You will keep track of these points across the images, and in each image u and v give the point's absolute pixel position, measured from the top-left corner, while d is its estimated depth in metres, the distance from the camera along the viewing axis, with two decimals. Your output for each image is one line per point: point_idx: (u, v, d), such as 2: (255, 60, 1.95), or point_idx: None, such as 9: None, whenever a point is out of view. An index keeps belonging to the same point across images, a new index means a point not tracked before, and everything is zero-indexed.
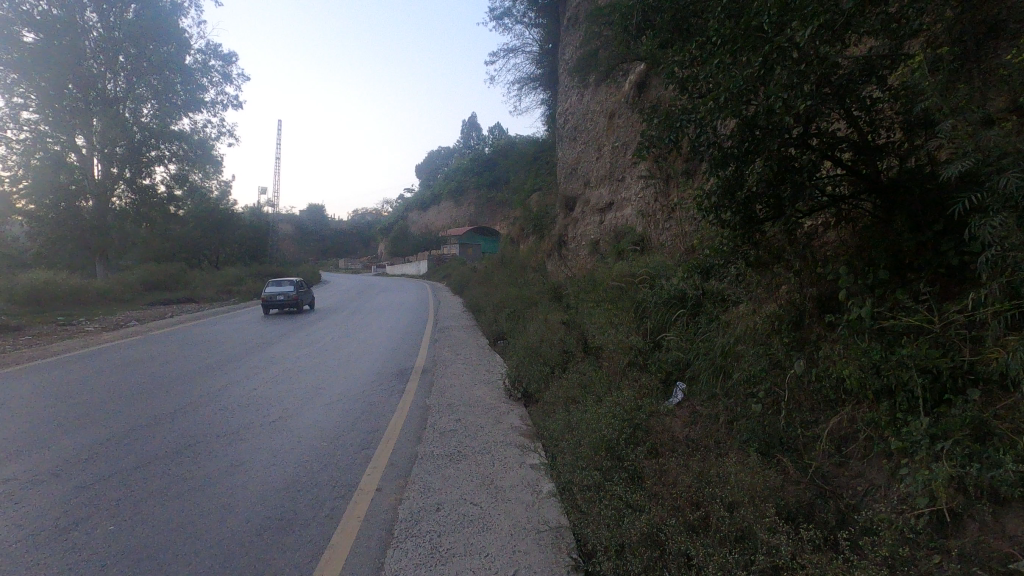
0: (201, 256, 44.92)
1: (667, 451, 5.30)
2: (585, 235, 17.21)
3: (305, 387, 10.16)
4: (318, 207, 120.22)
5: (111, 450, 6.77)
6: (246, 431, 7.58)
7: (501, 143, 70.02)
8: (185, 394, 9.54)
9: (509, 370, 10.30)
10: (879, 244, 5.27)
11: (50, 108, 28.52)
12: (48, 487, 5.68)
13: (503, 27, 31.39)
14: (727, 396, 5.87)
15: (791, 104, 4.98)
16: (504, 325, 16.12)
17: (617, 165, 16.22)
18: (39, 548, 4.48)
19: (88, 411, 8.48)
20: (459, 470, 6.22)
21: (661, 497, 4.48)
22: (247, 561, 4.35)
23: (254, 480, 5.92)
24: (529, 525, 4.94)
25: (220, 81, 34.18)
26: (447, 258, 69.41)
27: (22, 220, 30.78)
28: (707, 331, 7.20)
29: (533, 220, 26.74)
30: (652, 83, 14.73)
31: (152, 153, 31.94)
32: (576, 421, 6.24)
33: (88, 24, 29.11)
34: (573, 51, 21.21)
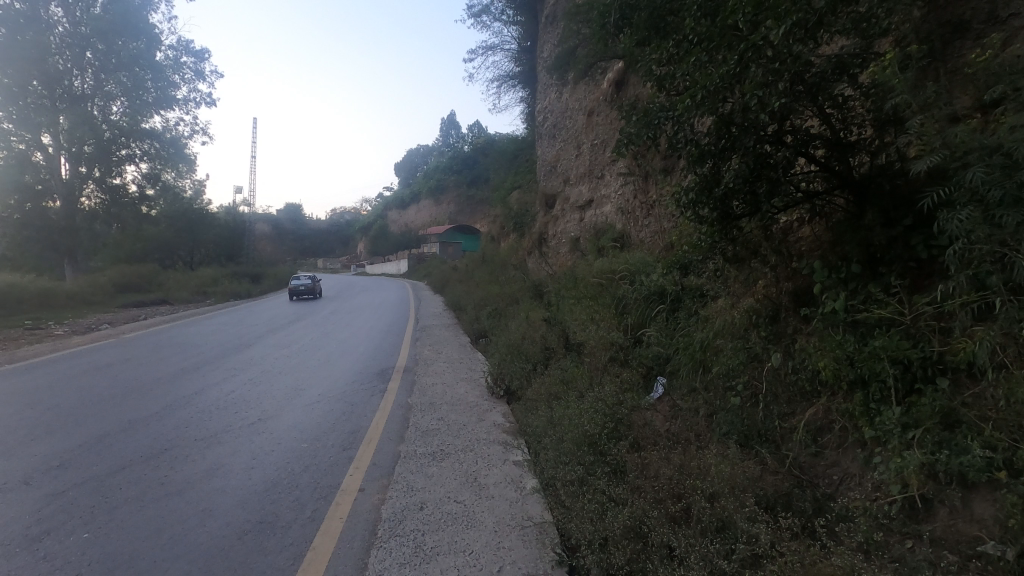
0: (174, 257, 43.84)
1: (650, 445, 5.36)
2: (566, 232, 17.27)
3: (284, 388, 10.05)
4: (296, 207, 118.50)
5: (84, 456, 6.60)
6: (226, 433, 7.47)
7: (481, 141, 70.02)
8: (160, 398, 9.35)
9: (492, 368, 10.29)
10: (850, 239, 5.42)
11: (13, 105, 27.45)
12: (19, 495, 5.53)
13: (482, 24, 31.29)
14: (708, 390, 5.98)
15: (766, 102, 5.06)
16: (486, 323, 16.11)
17: (596, 163, 16.31)
18: (11, 558, 4.35)
19: (59, 416, 8.27)
20: (442, 469, 6.20)
21: (643, 490, 4.53)
22: (227, 565, 4.29)
23: (234, 483, 5.84)
24: (513, 522, 4.95)
25: (192, 78, 33.42)
26: (428, 257, 69.12)
27: None
28: (687, 326, 7.29)
29: (514, 217, 26.70)
30: (630, 81, 14.84)
31: (122, 152, 31.20)
32: (560, 417, 6.27)
33: (53, 19, 28.18)
34: (552, 48, 21.22)
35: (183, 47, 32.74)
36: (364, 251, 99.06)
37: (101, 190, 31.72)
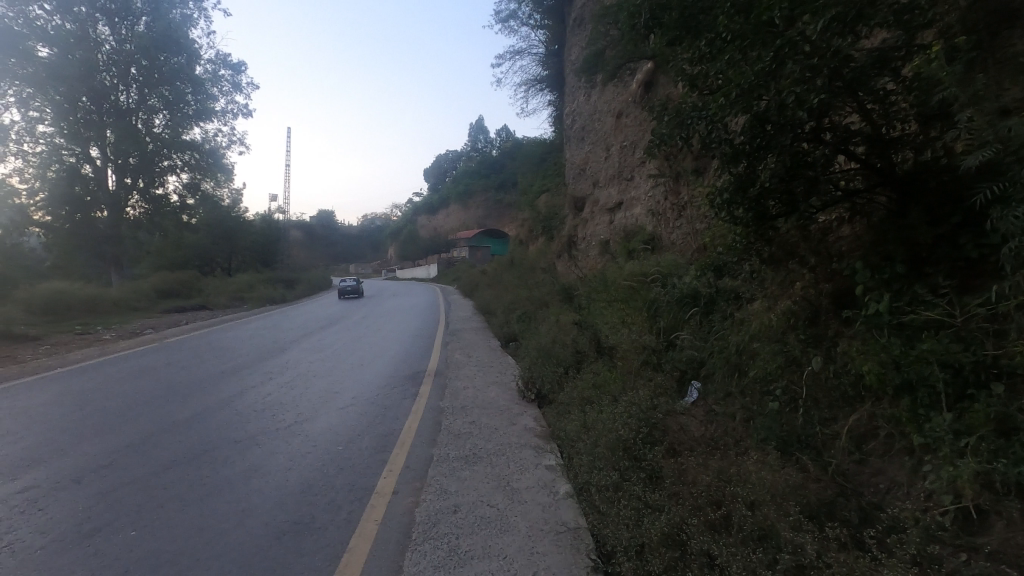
0: (213, 264, 45.33)
1: (686, 450, 5.29)
2: (595, 235, 17.18)
3: (318, 391, 10.25)
4: (329, 214, 121.13)
5: (131, 457, 6.84)
6: (263, 435, 7.65)
7: (510, 146, 70.22)
8: (200, 401, 9.65)
9: (522, 371, 10.29)
10: (894, 239, 5.27)
11: (65, 121, 29.02)
12: (70, 493, 5.75)
13: (510, 29, 31.40)
14: (744, 395, 5.86)
15: (804, 99, 4.98)
16: (515, 327, 16.20)
17: (625, 165, 16.18)
18: (65, 553, 4.54)
19: (106, 418, 8.60)
20: (475, 472, 6.21)
21: (680, 497, 4.48)
22: (267, 565, 4.38)
23: (273, 483, 5.98)
24: (547, 526, 4.92)
25: (230, 91, 34.41)
26: (457, 261, 69.63)
27: (39, 231, 31.37)
28: (722, 329, 7.18)
29: (542, 220, 26.69)
30: (660, 82, 14.68)
31: (164, 163, 32.30)
32: (593, 421, 6.21)
33: (101, 38, 29.72)
34: (580, 51, 21.14)
35: (221, 61, 33.84)
36: (395, 257, 100.56)
37: (145, 201, 32.82)
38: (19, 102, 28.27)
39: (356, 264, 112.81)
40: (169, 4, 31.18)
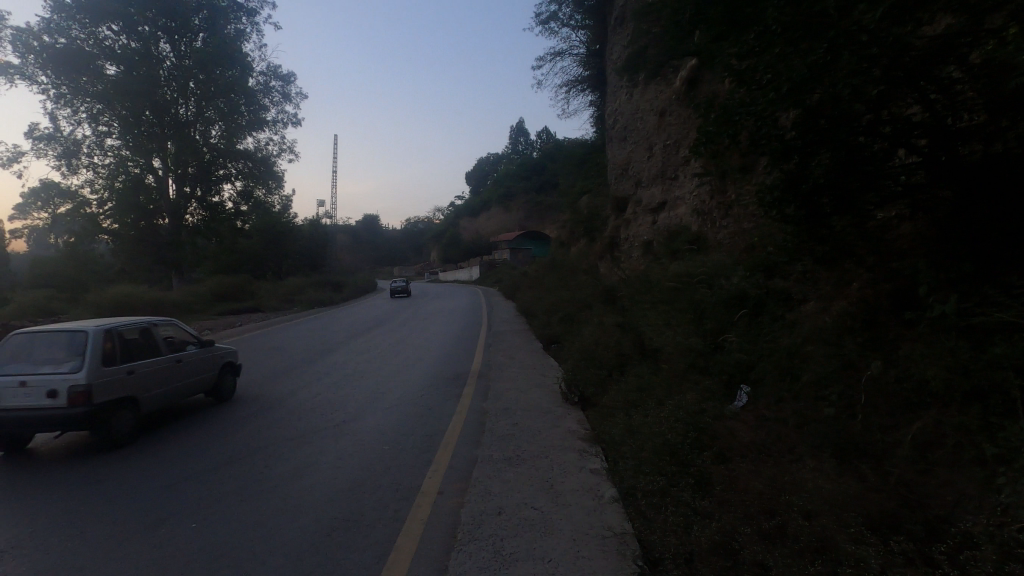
0: (265, 268, 47.18)
1: (736, 456, 5.21)
2: (637, 235, 16.95)
3: (364, 392, 10.46)
4: (373, 218, 124.02)
5: (190, 453, 7.18)
6: (312, 434, 7.87)
7: (550, 148, 70.02)
8: (252, 400, 10.03)
9: (564, 374, 10.22)
10: (961, 238, 5.20)
11: (130, 134, 30.88)
12: (135, 488, 6.08)
13: (550, 31, 31.35)
14: (795, 399, 5.70)
15: (862, 90, 4.84)
16: (557, 329, 16.16)
17: (669, 163, 15.88)
18: (131, 544, 4.80)
19: (166, 417, 9.04)
20: (518, 474, 6.19)
21: (730, 504, 4.45)
22: (318, 560, 4.49)
23: (321, 481, 6.14)
24: (592, 530, 4.80)
25: (280, 101, 35.64)
26: (498, 264, 69.96)
27: (108, 238, 32.80)
28: (771, 332, 6.95)
29: (584, 222, 26.49)
30: (703, 78, 14.39)
31: (220, 172, 33.91)
32: (637, 425, 6.28)
33: (162, 54, 31.59)
34: (621, 49, 20.88)
35: (271, 73, 35.16)
36: (438, 259, 101.95)
37: (203, 208, 34.43)
38: (90, 118, 30.74)
39: (400, 267, 115.07)
40: (224, 20, 32.73)
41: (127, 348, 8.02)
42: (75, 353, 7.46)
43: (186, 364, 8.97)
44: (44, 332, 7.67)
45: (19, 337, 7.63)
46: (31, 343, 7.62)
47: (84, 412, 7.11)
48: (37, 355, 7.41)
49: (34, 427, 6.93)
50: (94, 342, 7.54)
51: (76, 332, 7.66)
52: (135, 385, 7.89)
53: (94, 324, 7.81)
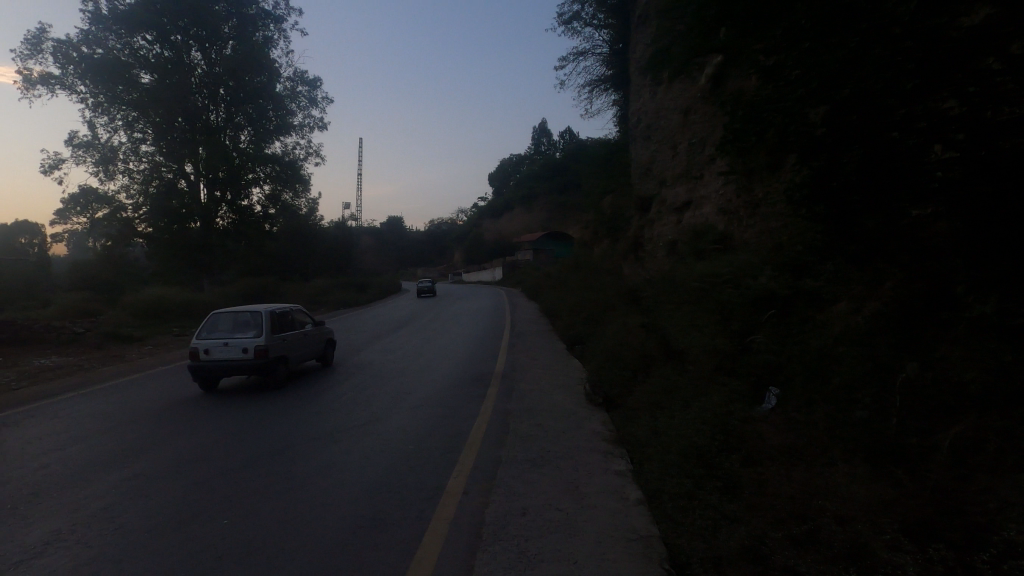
0: (292, 270, 47.98)
1: (765, 459, 5.27)
2: (661, 235, 16.76)
3: (388, 392, 10.56)
4: (396, 220, 125.16)
5: (220, 450, 7.35)
6: (338, 433, 7.98)
7: (572, 148, 69.71)
8: (279, 399, 10.22)
9: (588, 375, 10.15)
10: (1002, 247, 4.80)
11: (164, 140, 31.98)
12: (168, 483, 6.24)
13: (572, 30, 31.25)
14: (826, 401, 5.62)
15: (895, 84, 4.80)
16: (581, 330, 16.06)
17: (694, 162, 15.69)
18: (162, 538, 4.92)
19: (197, 414, 9.26)
20: (543, 475, 6.15)
21: (760, 508, 4.53)
22: (344, 558, 4.54)
23: (348, 480, 6.22)
24: (617, 532, 4.66)
25: (306, 106, 36.29)
26: (521, 265, 69.87)
27: (142, 242, 33.72)
28: (800, 332, 6.83)
29: (607, 222, 26.28)
30: (729, 76, 14.20)
31: (249, 177, 34.35)
32: (664, 428, 6.42)
33: (193, 62, 32.35)
34: (644, 47, 20.68)
35: (298, 78, 35.86)
36: (461, 261, 102.32)
37: (233, 212, 35.02)
38: (126, 125, 31.80)
39: (423, 268, 115.78)
40: (253, 27, 33.49)
41: (281, 321, 11.75)
42: (252, 325, 11.16)
43: (312, 335, 12.64)
44: (228, 312, 11.38)
45: (212, 316, 11.33)
46: (220, 320, 11.33)
47: (263, 362, 10.73)
48: (227, 325, 11.11)
49: (238, 371, 10.59)
50: (263, 317, 11.25)
51: (249, 312, 11.35)
52: (286, 346, 11.53)
53: (260, 306, 11.50)
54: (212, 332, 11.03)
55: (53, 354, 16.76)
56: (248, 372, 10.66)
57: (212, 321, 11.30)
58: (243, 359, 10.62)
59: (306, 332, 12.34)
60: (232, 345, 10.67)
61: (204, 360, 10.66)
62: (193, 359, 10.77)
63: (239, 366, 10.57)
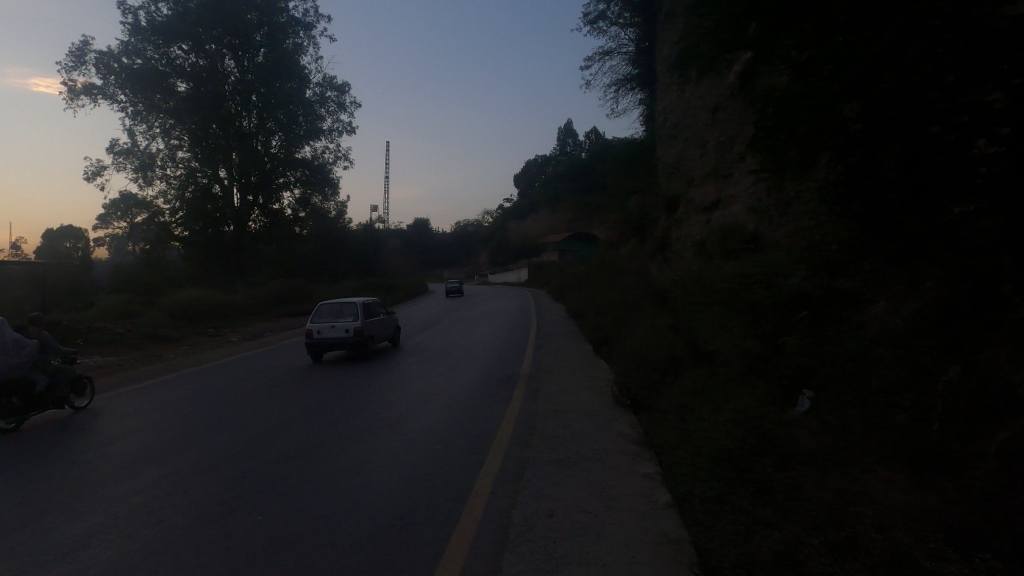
0: (321, 272, 48.93)
1: (799, 464, 5.16)
2: (689, 235, 16.55)
3: (415, 393, 10.67)
4: (423, 222, 126.46)
5: (253, 448, 7.55)
6: (366, 433, 8.11)
7: (598, 148, 69.32)
8: (309, 399, 10.43)
9: (615, 376, 10.09)
10: None
11: (200, 147, 32.32)
12: (204, 480, 6.43)
13: (598, 30, 31.11)
14: (861, 405, 5.48)
15: (936, 74, 4.72)
16: (608, 331, 15.96)
17: (722, 160, 15.46)
18: (200, 533, 5.07)
19: (231, 413, 9.51)
20: (570, 476, 6.14)
21: (794, 514, 4.44)
22: (373, 556, 4.60)
23: (376, 479, 6.31)
24: (645, 536, 4.60)
25: (335, 110, 36.92)
26: (547, 265, 69.85)
27: (179, 245, 34.81)
28: (835, 334, 6.67)
29: (634, 222, 26.05)
30: (759, 73, 13.93)
31: (280, 180, 35.38)
32: (694, 431, 6.34)
33: (227, 70, 33.35)
34: (671, 45, 20.46)
35: (327, 84, 36.49)
36: (487, 262, 102.78)
37: (265, 216, 36.16)
38: (164, 132, 32.96)
39: (449, 269, 116.77)
40: (284, 34, 34.20)
41: (369, 308, 15.73)
42: (349, 312, 15.16)
43: (387, 319, 16.60)
44: (330, 302, 15.41)
45: (321, 305, 15.39)
46: (325, 308, 15.37)
47: (359, 339, 14.74)
48: (331, 312, 15.15)
49: (342, 345, 14.61)
50: (356, 306, 15.26)
51: (345, 302, 15.34)
52: (372, 328, 15.49)
53: (353, 298, 15.49)
54: (319, 317, 15.07)
55: (98, 353, 17.46)
56: (347, 346, 14.66)
57: (319, 310, 15.41)
58: (344, 336, 14.62)
59: (384, 318, 16.29)
60: (335, 326, 14.67)
61: (316, 337, 14.71)
62: (308, 337, 14.85)
63: (341, 341, 14.56)
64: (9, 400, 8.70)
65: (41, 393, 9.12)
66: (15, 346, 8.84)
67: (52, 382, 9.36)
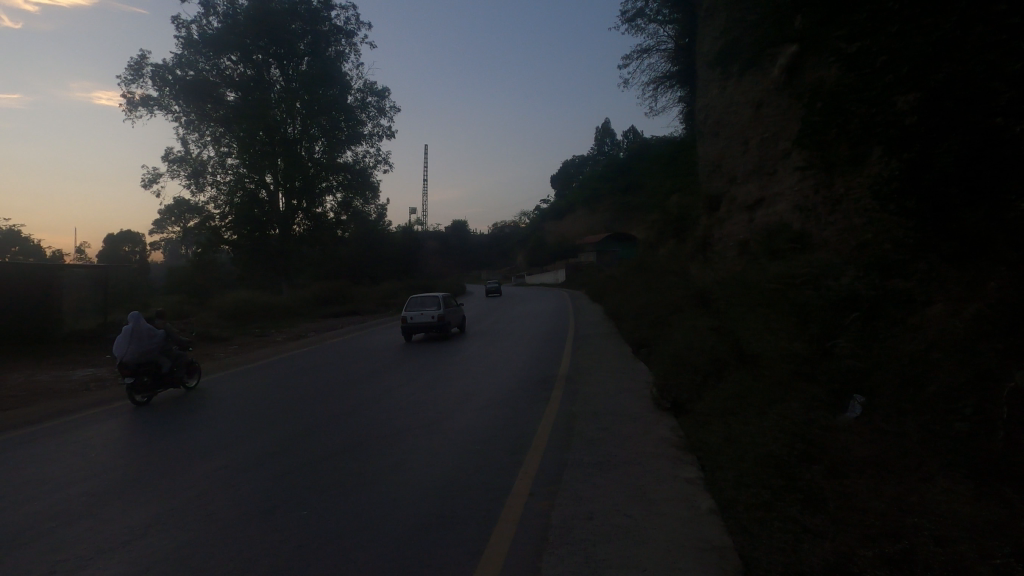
0: (362, 274, 49.99)
1: (851, 472, 4.94)
2: (731, 235, 16.15)
3: (454, 393, 10.75)
4: (460, 223, 127.54)
5: (298, 445, 7.78)
6: (406, 432, 8.24)
7: (637, 147, 68.10)
8: (352, 398, 10.66)
9: (655, 379, 9.93)
10: None
11: (246, 154, 33.14)
12: (252, 475, 6.66)
13: (637, 28, 30.72)
14: (918, 412, 5.26)
15: (1003, 67, 4.70)
16: (647, 333, 15.74)
17: (767, 157, 15.03)
18: (247, 527, 5.24)
19: (277, 411, 9.82)
20: (609, 480, 6.07)
21: (846, 524, 4.27)
22: (413, 554, 4.65)
23: (416, 477, 6.41)
24: (687, 542, 4.50)
25: (376, 115, 37.78)
26: (585, 266, 69.16)
27: (228, 248, 35.98)
28: (889, 337, 6.40)
29: (674, 222, 25.58)
30: (806, 66, 13.50)
31: (323, 185, 36.08)
32: (738, 435, 6.15)
33: (273, 79, 34.54)
34: (713, 40, 20.01)
35: (368, 89, 37.38)
36: (524, 263, 102.74)
37: (308, 219, 36.66)
38: (215, 140, 34.39)
39: (487, 271, 117.30)
40: (326, 43, 35.30)
41: (447, 301, 20.38)
42: (433, 303, 19.83)
43: (458, 311, 21.13)
44: (419, 296, 20.13)
45: (412, 298, 20.13)
46: (415, 300, 20.13)
47: (441, 323, 19.31)
48: (420, 303, 19.90)
49: (428, 327, 19.20)
50: (437, 299, 19.90)
51: (429, 296, 20.02)
52: (449, 316, 20.07)
53: (435, 293, 20.19)
54: (409, 308, 19.75)
55: None
56: (432, 328, 19.20)
57: (408, 303, 20.14)
58: (429, 321, 19.21)
59: (456, 309, 20.85)
60: (423, 314, 19.28)
61: (409, 322, 19.36)
62: (403, 321, 19.53)
63: (428, 324, 19.13)
64: (143, 377, 10.65)
65: (164, 374, 11.03)
66: (148, 335, 10.84)
67: (174, 365, 11.33)
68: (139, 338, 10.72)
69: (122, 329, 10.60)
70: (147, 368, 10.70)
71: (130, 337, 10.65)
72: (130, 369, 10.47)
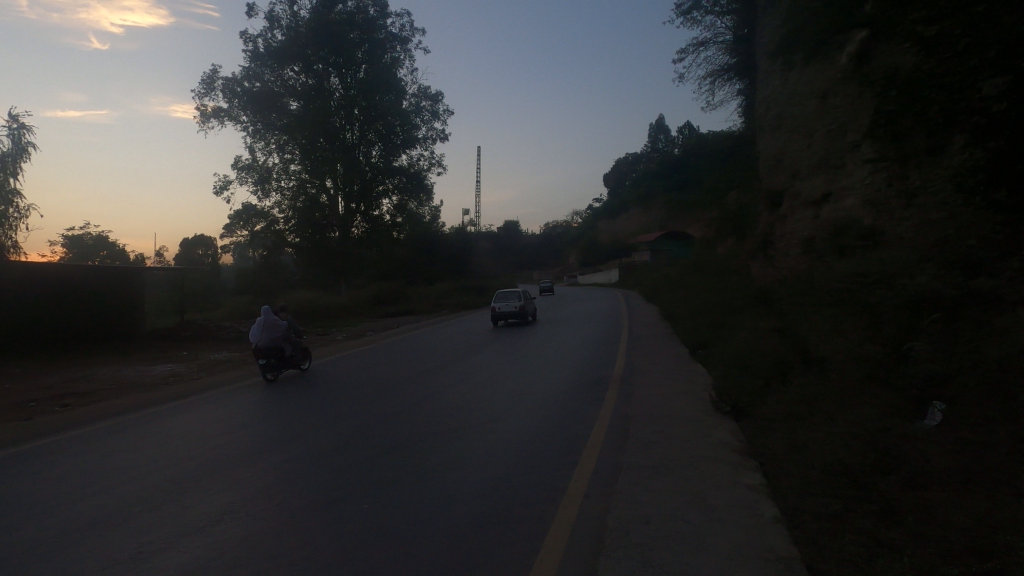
0: (416, 274, 51.05)
1: (930, 484, 4.66)
2: (795, 232, 15.49)
3: (509, 393, 10.81)
4: (513, 223, 127.95)
5: (359, 441, 8.07)
6: (462, 431, 8.36)
7: (694, 142, 66.07)
8: (409, 396, 10.92)
9: (714, 382, 9.65)
10: None
11: (308, 159, 34.94)
12: (316, 469, 6.97)
13: (692, 20, 29.88)
14: (1008, 422, 4.91)
15: None
16: (705, 333, 15.32)
17: (834, 149, 14.31)
18: (312, 517, 5.51)
19: (339, 408, 10.19)
20: (666, 483, 5.96)
21: (925, 538, 4.02)
22: (469, 550, 4.75)
23: (471, 475, 6.52)
24: (749, 550, 4.35)
25: (430, 119, 38.57)
26: (639, 266, 67.75)
27: (292, 250, 37.57)
28: (972, 341, 6.00)
29: (734, 219, 24.71)
30: (877, 52, 12.77)
31: (380, 188, 37.23)
32: (804, 443, 5.90)
33: (332, 87, 35.76)
34: (775, 28, 19.19)
35: (422, 94, 38.18)
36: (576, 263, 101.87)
37: (365, 220, 37.93)
38: (279, 147, 36.00)
39: (539, 270, 117.03)
40: (382, 50, 36.32)
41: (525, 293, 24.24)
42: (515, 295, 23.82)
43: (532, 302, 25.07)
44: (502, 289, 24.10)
45: (498, 291, 24.01)
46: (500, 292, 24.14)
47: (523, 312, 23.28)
48: (504, 295, 23.91)
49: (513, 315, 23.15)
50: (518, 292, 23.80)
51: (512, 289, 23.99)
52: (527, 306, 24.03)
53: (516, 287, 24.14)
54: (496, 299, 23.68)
55: (226, 349, 19.40)
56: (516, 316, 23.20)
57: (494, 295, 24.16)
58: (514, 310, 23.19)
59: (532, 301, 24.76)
60: (507, 304, 23.25)
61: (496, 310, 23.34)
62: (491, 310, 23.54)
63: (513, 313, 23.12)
64: (271, 360, 12.87)
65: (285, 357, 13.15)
66: (275, 324, 12.93)
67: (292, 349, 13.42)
68: (270, 328, 12.82)
69: (257, 320, 12.72)
70: (274, 353, 12.84)
71: (263, 327, 12.78)
72: (262, 354, 12.67)
